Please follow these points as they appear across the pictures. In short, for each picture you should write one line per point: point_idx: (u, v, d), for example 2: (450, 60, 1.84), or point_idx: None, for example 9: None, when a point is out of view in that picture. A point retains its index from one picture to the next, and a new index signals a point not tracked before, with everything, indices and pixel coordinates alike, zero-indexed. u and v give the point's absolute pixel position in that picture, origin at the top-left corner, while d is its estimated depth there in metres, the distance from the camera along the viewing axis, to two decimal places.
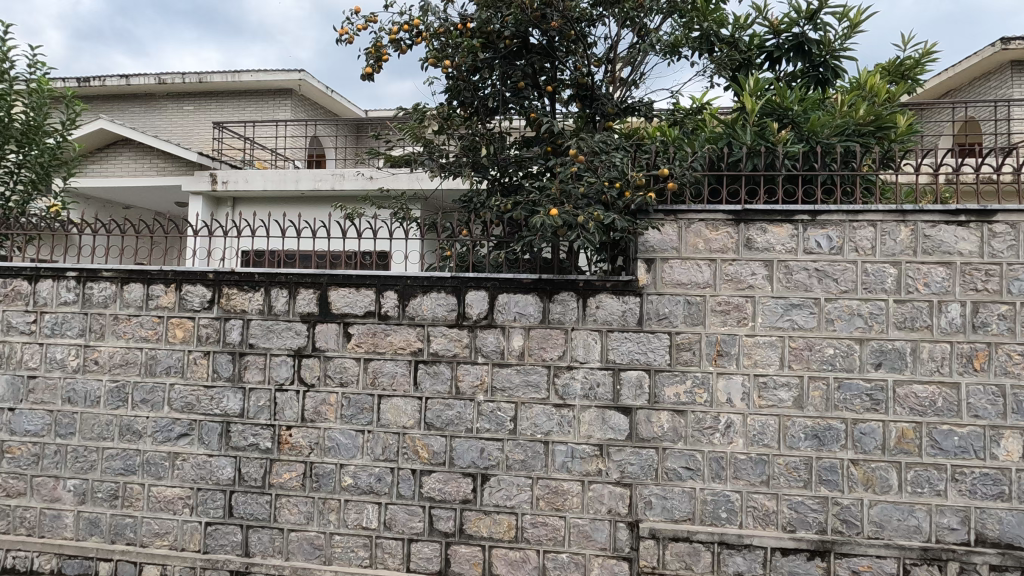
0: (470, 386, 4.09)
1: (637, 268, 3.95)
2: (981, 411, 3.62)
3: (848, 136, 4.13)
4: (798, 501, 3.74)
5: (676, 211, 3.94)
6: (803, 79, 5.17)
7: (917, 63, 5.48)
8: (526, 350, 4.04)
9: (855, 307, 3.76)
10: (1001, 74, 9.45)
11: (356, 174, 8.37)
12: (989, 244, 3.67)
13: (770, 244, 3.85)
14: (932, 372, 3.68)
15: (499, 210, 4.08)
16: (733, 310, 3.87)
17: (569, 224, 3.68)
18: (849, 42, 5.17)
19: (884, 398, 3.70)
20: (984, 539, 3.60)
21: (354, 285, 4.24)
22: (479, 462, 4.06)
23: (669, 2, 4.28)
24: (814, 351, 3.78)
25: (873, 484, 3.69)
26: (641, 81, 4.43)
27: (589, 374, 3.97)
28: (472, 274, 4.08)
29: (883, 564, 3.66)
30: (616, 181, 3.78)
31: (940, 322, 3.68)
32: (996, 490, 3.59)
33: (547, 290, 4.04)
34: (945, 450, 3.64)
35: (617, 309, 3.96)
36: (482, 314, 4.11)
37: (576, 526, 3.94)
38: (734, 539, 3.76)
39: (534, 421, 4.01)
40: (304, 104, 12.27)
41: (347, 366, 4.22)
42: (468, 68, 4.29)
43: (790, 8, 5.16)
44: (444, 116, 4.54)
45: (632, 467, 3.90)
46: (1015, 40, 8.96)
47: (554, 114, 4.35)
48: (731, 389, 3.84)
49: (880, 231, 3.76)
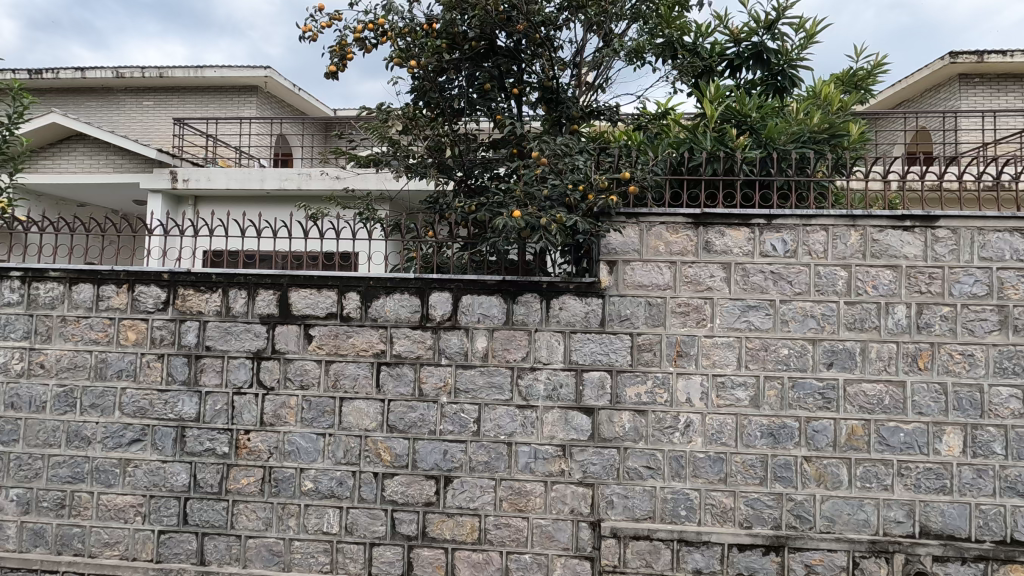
0: (434, 388, 4.07)
1: (600, 269, 4.00)
2: (925, 408, 3.78)
3: (803, 143, 4.29)
4: (754, 498, 3.83)
5: (638, 214, 4.00)
6: (762, 87, 5.31)
7: (868, 74, 5.72)
8: (490, 351, 4.05)
9: (809, 308, 3.88)
10: (950, 86, 9.89)
11: (322, 174, 8.22)
12: (932, 249, 3.83)
13: (728, 247, 3.95)
14: (880, 371, 3.82)
15: (463, 211, 4.07)
16: (692, 311, 3.95)
17: (532, 226, 3.71)
18: (806, 52, 5.34)
19: (835, 397, 3.83)
20: (928, 531, 3.75)
21: (316, 286, 4.17)
22: (442, 464, 4.04)
23: (633, 8, 4.35)
24: (769, 351, 3.88)
25: (824, 480, 3.81)
26: (607, 85, 4.47)
27: (552, 375, 4.00)
28: (436, 275, 4.06)
29: (835, 558, 3.78)
30: (580, 184, 3.77)
31: (887, 323, 3.83)
32: (940, 484, 3.75)
33: (511, 292, 4.05)
34: (892, 446, 3.79)
35: (580, 310, 4.00)
36: (445, 316, 4.09)
37: (539, 526, 3.96)
38: (693, 536, 3.83)
39: (497, 422, 4.01)
40: (270, 101, 12.02)
41: (308, 368, 4.15)
42: (434, 69, 4.27)
43: (750, 18, 5.30)
44: (409, 117, 4.49)
45: (594, 467, 3.94)
46: (963, 54, 9.37)
47: (520, 116, 4.37)
48: (690, 389, 3.91)
49: (831, 235, 3.89)
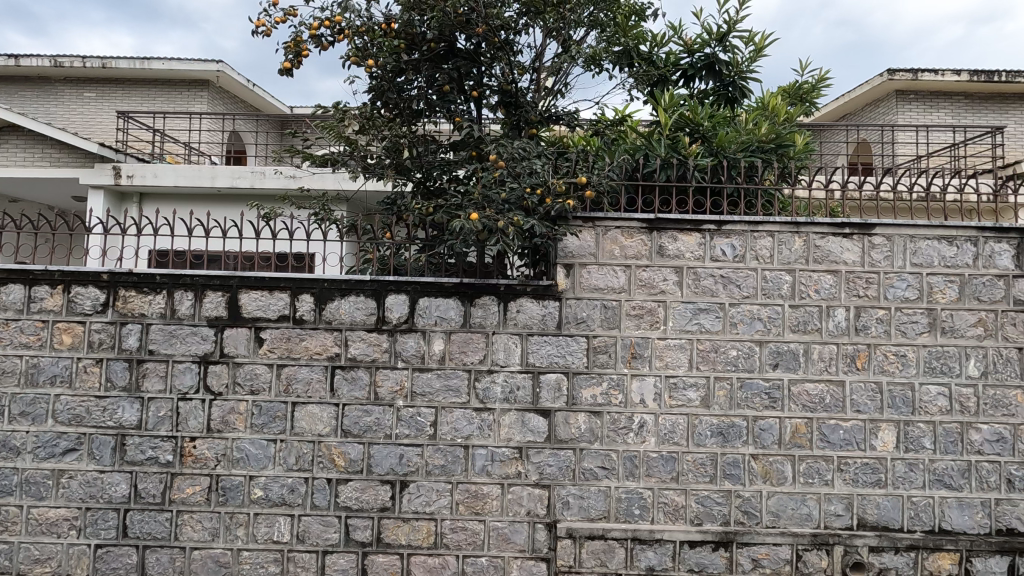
0: (390, 391, 4.02)
1: (557, 272, 4.04)
2: (862, 406, 3.98)
3: (751, 152, 4.44)
4: (704, 496, 3.95)
5: (594, 218, 4.06)
6: (714, 97, 5.49)
7: (813, 87, 5.99)
8: (447, 354, 4.03)
9: (756, 311, 4.03)
10: (888, 101, 10.46)
11: (276, 173, 8.00)
12: (869, 254, 4.05)
13: (680, 252, 4.06)
14: (821, 371, 4.00)
15: (420, 213, 4.04)
16: (646, 314, 4.03)
17: (489, 229, 3.72)
18: (754, 65, 5.56)
19: (780, 396, 3.99)
20: (865, 523, 3.94)
21: (267, 288, 4.05)
22: (398, 468, 3.99)
23: (591, 16, 4.42)
24: (719, 353, 4.01)
25: (770, 476, 3.95)
26: (565, 90, 4.53)
27: (509, 378, 4.01)
28: (392, 277, 4.01)
29: (780, 551, 3.92)
30: (537, 188, 3.80)
31: (828, 325, 4.02)
32: (875, 478, 3.95)
33: (469, 294, 4.04)
34: (833, 442, 3.97)
35: (537, 313, 4.03)
36: (402, 318, 4.05)
37: (494, 529, 3.96)
38: (646, 535, 3.91)
39: (454, 425, 4.00)
40: (222, 97, 11.62)
41: (259, 372, 4.03)
42: (392, 69, 4.24)
43: (702, 30, 5.47)
44: (366, 116, 4.43)
45: (550, 468, 3.97)
46: (899, 71, 9.92)
47: (479, 119, 4.37)
48: (644, 389, 4.00)
49: (777, 241, 4.05)
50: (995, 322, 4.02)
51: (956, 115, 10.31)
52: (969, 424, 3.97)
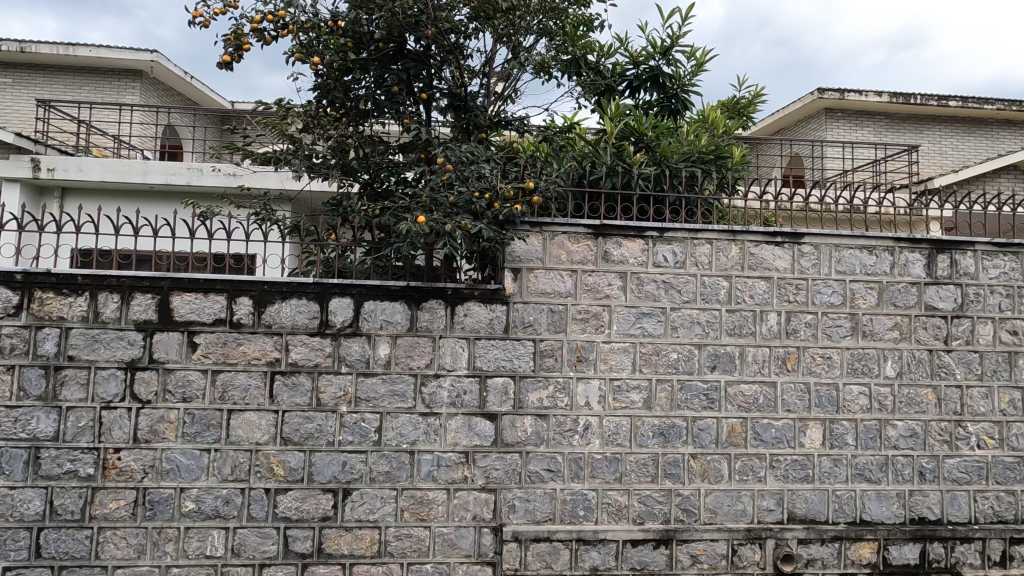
0: (333, 397, 3.91)
1: (505, 276, 4.06)
2: (793, 405, 4.20)
3: (692, 162, 4.58)
4: (646, 495, 4.05)
5: (541, 224, 4.10)
6: (657, 108, 5.67)
7: (749, 102, 6.28)
8: (393, 359, 3.97)
9: (695, 315, 4.19)
10: (818, 118, 11.11)
11: (214, 170, 7.66)
12: (798, 262, 4.28)
13: (624, 257, 4.16)
14: (755, 373, 4.19)
15: (367, 215, 3.96)
16: (592, 318, 4.11)
17: (436, 232, 3.70)
18: (696, 79, 5.78)
19: (717, 397, 4.15)
20: (795, 517, 4.16)
21: (202, 291, 3.87)
22: (341, 476, 3.89)
23: (540, 24, 4.48)
24: (661, 356, 4.14)
25: (708, 475, 4.11)
26: (514, 96, 4.56)
27: (456, 382, 3.99)
28: (336, 280, 3.91)
29: (716, 547, 4.07)
30: (486, 192, 3.81)
31: (762, 329, 4.22)
32: (804, 474, 4.18)
33: (415, 298, 4.00)
34: (766, 441, 4.16)
35: (484, 317, 4.04)
36: (346, 322, 3.95)
37: (440, 535, 3.92)
38: (590, 535, 3.97)
39: (399, 431, 3.94)
40: (156, 88, 11.03)
41: (191, 379, 3.84)
42: (339, 68, 4.15)
43: (647, 43, 5.65)
44: (311, 115, 4.32)
45: (497, 472, 3.98)
46: (829, 90, 10.56)
47: (428, 121, 4.34)
48: (589, 392, 4.07)
49: (715, 248, 4.23)
50: (910, 326, 4.34)
51: (878, 133, 11.08)
52: (887, 422, 4.27)
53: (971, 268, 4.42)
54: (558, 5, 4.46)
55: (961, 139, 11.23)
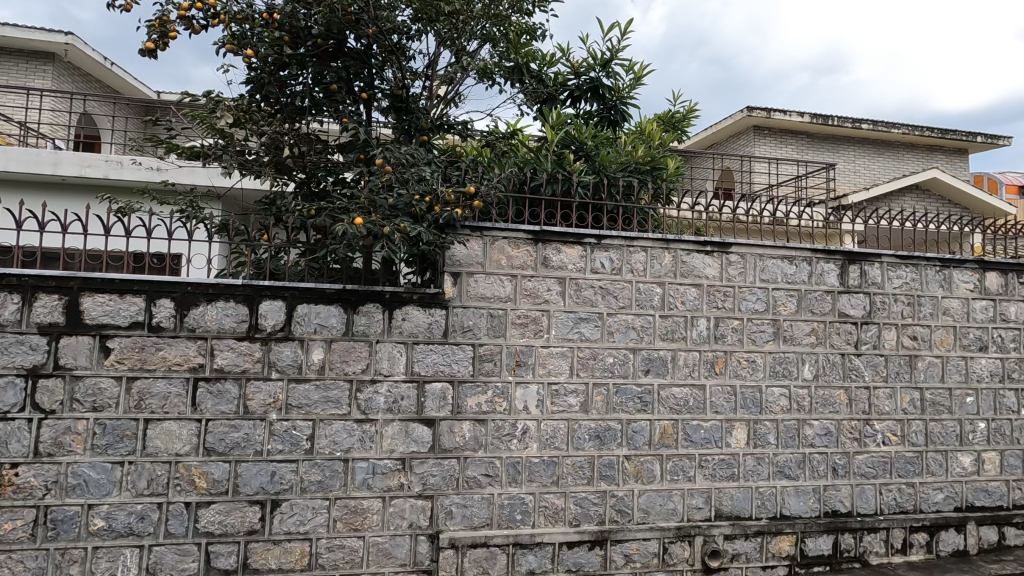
0: (262, 404, 3.74)
1: (444, 280, 4.02)
2: (720, 407, 4.40)
3: (630, 173, 4.77)
4: (581, 497, 4.12)
5: (482, 228, 4.10)
6: (597, 119, 5.82)
7: (684, 117, 6.55)
8: (327, 364, 3.84)
9: (630, 321, 4.31)
10: (747, 135, 11.74)
11: (134, 163, 7.22)
12: (726, 270, 4.50)
13: (563, 263, 4.23)
14: (686, 376, 4.37)
15: (302, 216, 3.83)
16: (531, 322, 4.15)
17: (374, 234, 3.61)
18: (634, 92, 5.97)
19: (651, 400, 4.29)
20: (721, 514, 4.34)
21: (117, 292, 3.60)
22: (269, 487, 3.72)
23: (484, 30, 4.50)
24: (597, 360, 4.23)
25: (641, 475, 4.23)
26: (457, 100, 4.55)
27: (393, 387, 3.92)
28: (267, 282, 3.75)
29: (648, 545, 4.19)
30: (426, 195, 3.76)
31: (692, 334, 4.40)
32: (730, 472, 4.38)
33: (352, 301, 3.90)
34: (695, 441, 4.34)
35: (423, 321, 3.99)
36: (277, 326, 3.80)
37: (374, 545, 3.82)
38: (527, 539, 3.98)
39: (333, 438, 3.82)
40: (72, 74, 10.24)
41: (103, 386, 3.57)
42: (274, 61, 3.97)
43: (588, 55, 5.78)
44: (243, 109, 4.13)
45: (433, 478, 3.93)
46: (757, 109, 11.17)
47: (368, 121, 4.25)
48: (527, 397, 4.10)
49: (650, 256, 4.37)
50: (825, 332, 4.65)
51: (801, 151, 11.83)
52: (804, 421, 4.54)
53: (878, 278, 4.79)
54: (501, 12, 4.47)
55: (871, 160, 12.19)
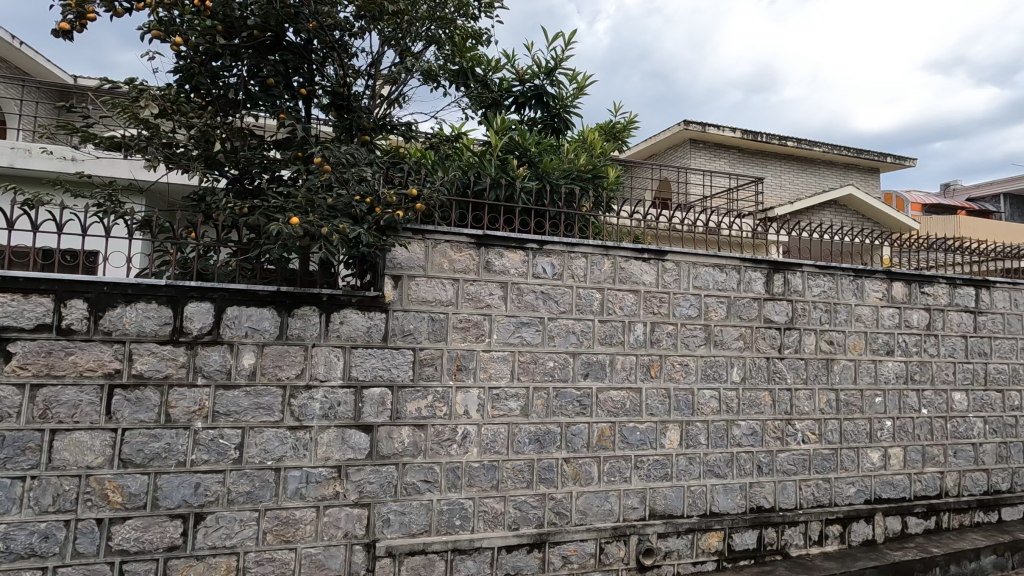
0: (186, 412, 3.53)
1: (385, 284, 3.95)
2: (655, 409, 4.55)
3: (572, 180, 4.81)
4: (521, 500, 4.14)
5: (424, 231, 4.06)
6: (541, 126, 5.90)
7: (624, 127, 6.74)
8: (258, 369, 3.68)
9: (570, 325, 4.39)
10: (684, 147, 12.23)
11: (43, 151, 6.65)
12: (662, 277, 4.67)
13: (505, 268, 4.25)
14: (623, 379, 4.49)
15: (233, 214, 3.65)
16: (472, 327, 4.14)
17: (312, 235, 3.45)
18: (577, 101, 6.09)
19: (589, 403, 4.37)
20: (655, 513, 4.48)
21: (21, 291, 3.30)
22: (192, 500, 3.51)
23: (429, 32, 4.47)
24: (538, 364, 4.27)
25: (579, 477, 4.30)
26: (401, 101, 4.49)
27: (329, 393, 3.80)
28: (194, 282, 3.55)
29: (586, 546, 4.26)
30: (367, 196, 3.66)
31: (629, 338, 4.53)
32: (663, 472, 4.53)
33: (286, 304, 3.76)
34: (631, 443, 4.46)
35: (362, 325, 3.90)
36: (204, 329, 3.60)
37: (307, 556, 3.69)
38: (466, 545, 3.96)
39: (264, 446, 3.66)
40: None
41: (3, 395, 3.25)
42: (206, 51, 3.76)
43: (533, 62, 5.86)
44: (170, 99, 3.89)
45: (371, 485, 3.84)
46: (694, 123, 11.67)
47: (308, 118, 4.13)
48: (468, 401, 4.08)
49: (590, 262, 4.47)
50: (752, 337, 4.91)
51: (733, 165, 12.45)
52: (733, 421, 4.77)
53: (800, 286, 5.11)
54: (446, 15, 4.48)
55: (796, 175, 13.00)
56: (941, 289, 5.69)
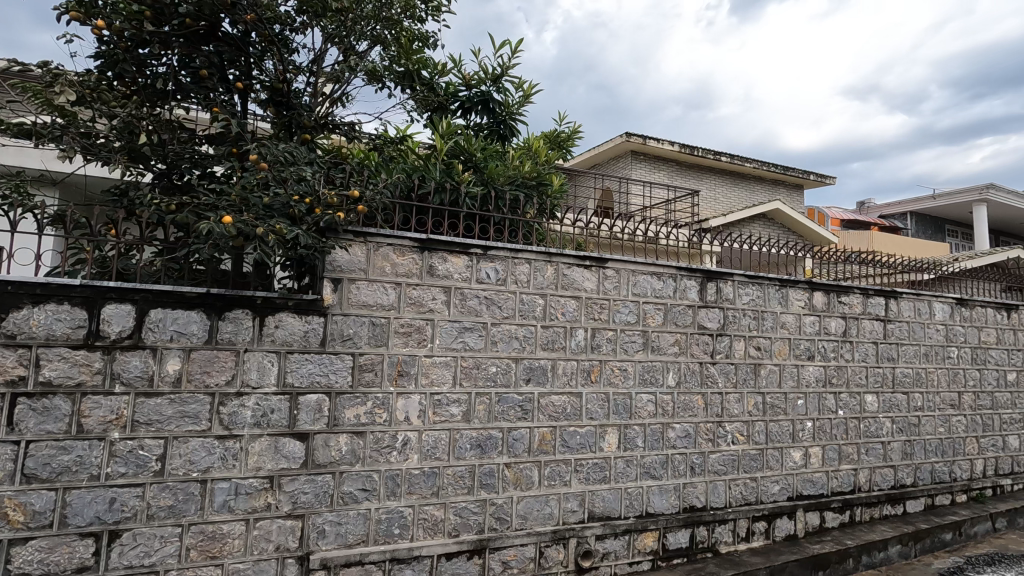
0: (101, 422, 3.29)
1: (324, 287, 3.84)
2: (595, 413, 4.65)
3: (517, 186, 4.85)
4: (461, 507, 4.12)
5: (366, 234, 3.98)
6: (486, 132, 5.92)
7: (569, 137, 6.87)
8: (184, 375, 3.48)
9: (513, 331, 4.41)
10: (625, 159, 12.61)
11: None
12: (603, 284, 4.78)
13: (449, 273, 4.23)
14: (564, 384, 4.56)
15: (159, 210, 3.44)
16: (414, 332, 4.09)
17: (246, 235, 3.30)
18: (523, 109, 6.15)
19: (531, 408, 4.41)
20: (594, 515, 4.57)
21: None
22: (106, 516, 3.27)
23: (374, 31, 4.40)
24: (480, 369, 4.27)
25: (520, 482, 4.32)
26: (344, 100, 4.39)
27: (262, 400, 3.65)
28: (113, 282, 3.31)
29: (525, 551, 4.28)
30: (306, 197, 3.56)
31: (570, 344, 4.61)
32: (602, 475, 4.63)
33: (217, 307, 3.58)
34: (571, 447, 4.53)
35: (298, 329, 3.77)
36: (124, 333, 3.37)
37: (234, 572, 3.51)
38: (404, 553, 3.89)
39: (189, 457, 3.45)
40: None
41: None
42: (132, 38, 3.53)
43: (479, 68, 5.88)
44: (89, 86, 3.62)
45: (305, 495, 3.70)
46: (635, 135, 12.04)
47: (244, 113, 3.95)
48: (409, 407, 4.02)
49: (533, 268, 4.52)
50: (687, 342, 5.11)
51: (671, 177, 12.93)
52: (668, 424, 4.94)
53: (730, 294, 5.37)
54: (392, 16, 4.44)
55: (728, 189, 13.68)
56: (856, 299, 6.14)
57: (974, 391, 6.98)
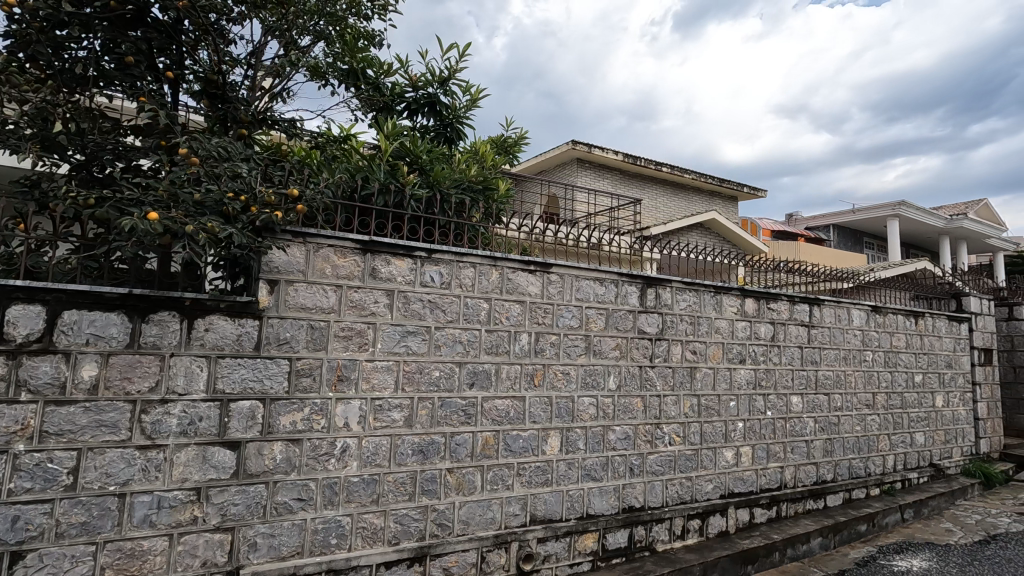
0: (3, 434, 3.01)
1: (259, 289, 3.69)
2: (537, 416, 4.69)
3: (462, 190, 4.80)
4: (402, 514, 4.04)
5: (304, 234, 3.85)
6: (432, 134, 5.88)
7: (515, 142, 6.93)
8: (102, 381, 3.25)
9: (457, 335, 4.39)
10: (571, 166, 12.86)
11: None
12: (547, 288, 4.84)
13: (392, 275, 4.16)
14: (508, 388, 4.57)
15: (75, 205, 3.19)
16: (355, 335, 3.99)
17: (174, 233, 3.11)
18: (470, 112, 6.14)
19: (473, 412, 4.39)
20: (535, 518, 4.60)
21: None
22: (8, 536, 2.99)
23: (317, 27, 4.28)
24: (423, 373, 4.22)
25: (462, 487, 4.29)
26: (284, 96, 4.25)
27: (188, 408, 3.45)
28: (20, 281, 3.05)
29: (467, 556, 4.25)
30: (240, 194, 3.40)
31: (514, 348, 4.63)
32: (544, 478, 4.67)
33: (140, 309, 3.36)
34: (514, 450, 4.54)
35: (230, 332, 3.60)
36: (32, 336, 3.10)
37: None
38: (341, 564, 3.76)
39: (105, 470, 3.22)
40: None
41: None
42: (48, 18, 3.27)
43: (426, 70, 5.83)
44: None
45: (235, 507, 3.53)
46: (580, 143, 12.31)
47: (174, 105, 3.75)
48: (348, 413, 3.91)
49: (478, 272, 4.51)
50: (627, 346, 5.25)
51: (615, 185, 13.27)
52: (608, 427, 5.05)
53: (668, 300, 5.56)
54: (335, 12, 4.33)
55: (668, 198, 14.19)
56: (783, 305, 6.50)
57: (886, 391, 7.54)
